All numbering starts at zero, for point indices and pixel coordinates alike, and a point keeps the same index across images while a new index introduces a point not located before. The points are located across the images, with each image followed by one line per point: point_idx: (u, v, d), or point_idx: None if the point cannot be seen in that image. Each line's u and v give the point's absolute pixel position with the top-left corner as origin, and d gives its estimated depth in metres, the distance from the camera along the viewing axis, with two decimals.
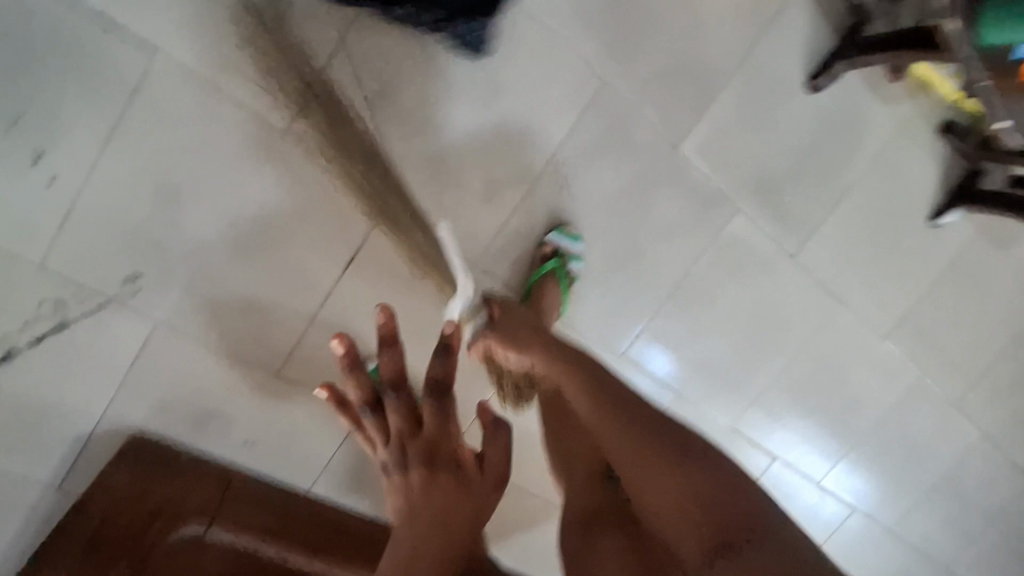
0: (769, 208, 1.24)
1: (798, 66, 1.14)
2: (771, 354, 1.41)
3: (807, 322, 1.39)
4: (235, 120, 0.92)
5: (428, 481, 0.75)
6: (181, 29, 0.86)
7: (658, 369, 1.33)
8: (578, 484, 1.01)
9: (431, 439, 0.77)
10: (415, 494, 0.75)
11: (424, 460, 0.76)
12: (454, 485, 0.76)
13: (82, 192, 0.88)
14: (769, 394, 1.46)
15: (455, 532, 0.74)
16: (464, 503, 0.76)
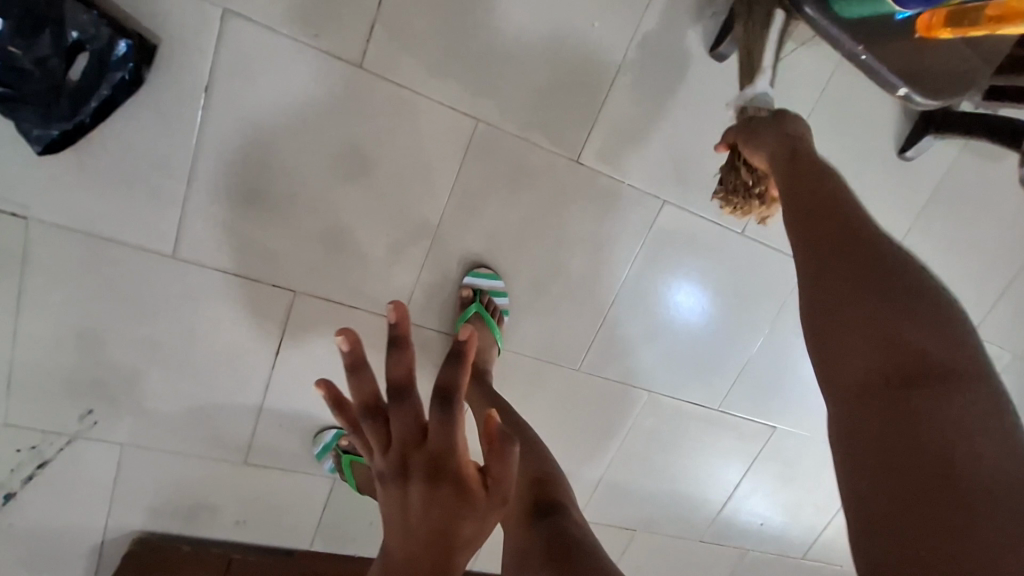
0: (700, 192, 1.15)
1: (692, 39, 1.02)
2: (780, 270, 1.28)
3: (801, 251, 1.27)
4: (120, 258, 0.94)
5: (426, 498, 0.51)
6: (41, 193, 0.88)
7: (671, 304, 1.24)
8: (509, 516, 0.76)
9: (435, 449, 0.52)
10: (411, 520, 0.52)
11: (426, 475, 0.52)
12: (462, 506, 0.52)
13: (14, 355, 0.96)
14: (788, 314, 1.33)
15: (452, 563, 0.52)
16: (464, 529, 0.52)
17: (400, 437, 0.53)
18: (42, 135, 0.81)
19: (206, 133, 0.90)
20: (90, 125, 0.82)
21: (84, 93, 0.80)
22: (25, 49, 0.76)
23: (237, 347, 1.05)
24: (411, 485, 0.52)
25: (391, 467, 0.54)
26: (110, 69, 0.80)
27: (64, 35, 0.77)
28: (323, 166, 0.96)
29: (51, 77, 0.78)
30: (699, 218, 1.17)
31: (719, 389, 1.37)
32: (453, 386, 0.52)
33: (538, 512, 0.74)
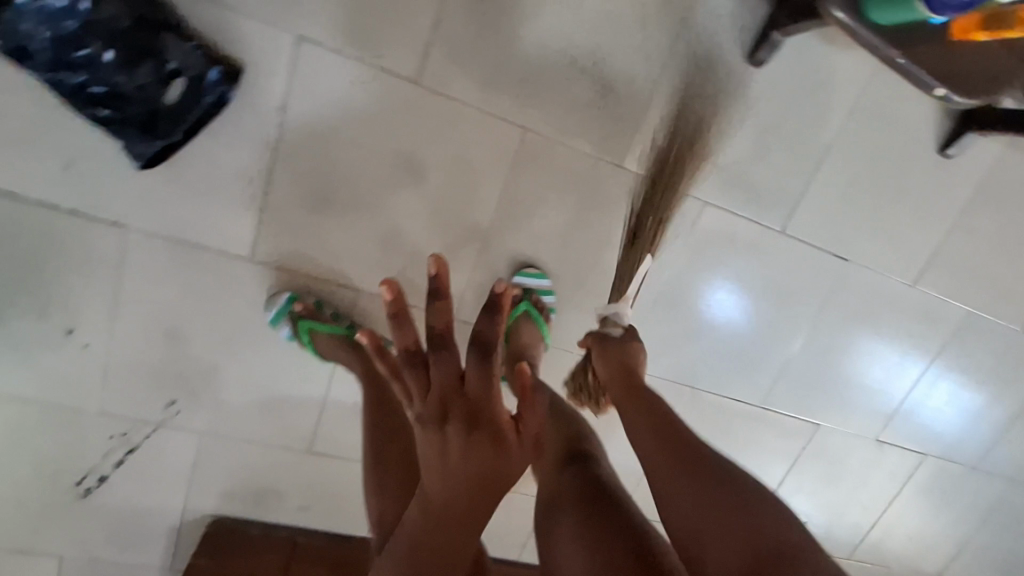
0: (738, 194, 1.18)
1: (730, 47, 1.06)
2: (818, 270, 1.30)
3: (840, 250, 1.29)
4: (202, 262, 1.04)
5: (467, 446, 0.61)
6: (132, 204, 0.97)
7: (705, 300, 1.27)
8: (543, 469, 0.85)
9: (473, 399, 0.62)
10: (452, 462, 0.61)
11: (465, 421, 0.62)
12: (492, 449, 0.62)
13: (110, 352, 1.07)
14: (827, 313, 1.35)
15: (492, 499, 0.63)
16: (500, 468, 0.62)
17: (441, 382, 0.63)
18: (139, 151, 0.91)
19: (280, 147, 0.98)
20: (180, 140, 0.92)
21: (175, 112, 0.90)
22: (130, 78, 0.86)
23: (303, 344, 1.14)
24: (450, 428, 0.62)
25: (432, 412, 0.63)
26: (201, 94, 0.89)
27: (163, 64, 0.86)
28: (382, 175, 1.04)
29: (149, 100, 0.88)
30: (738, 219, 1.21)
31: (760, 387, 1.39)
32: (489, 337, 0.62)
33: (569, 457, 0.84)
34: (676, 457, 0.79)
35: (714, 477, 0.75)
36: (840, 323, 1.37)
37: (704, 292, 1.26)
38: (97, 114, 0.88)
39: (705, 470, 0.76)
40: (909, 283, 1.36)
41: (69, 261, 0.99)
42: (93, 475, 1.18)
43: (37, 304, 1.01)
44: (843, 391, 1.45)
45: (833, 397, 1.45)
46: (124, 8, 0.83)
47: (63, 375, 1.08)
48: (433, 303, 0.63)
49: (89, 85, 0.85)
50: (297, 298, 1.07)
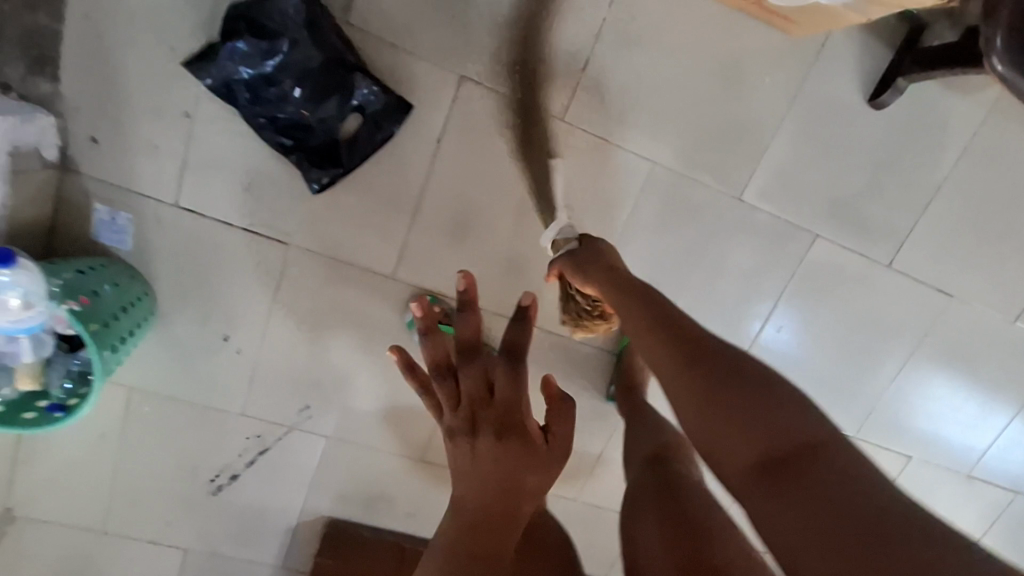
0: (850, 228, 1.22)
1: (854, 90, 1.11)
2: (915, 311, 1.33)
3: (943, 287, 1.32)
4: (349, 279, 1.12)
5: (497, 451, 0.66)
6: (296, 224, 1.06)
7: (803, 336, 1.30)
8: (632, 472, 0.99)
9: (500, 404, 0.68)
10: (483, 466, 0.67)
11: (494, 431, 0.67)
12: (525, 455, 0.67)
13: (258, 357, 1.16)
14: (921, 354, 1.37)
15: (520, 506, 0.68)
16: (523, 474, 0.67)
17: (471, 393, 0.69)
18: (313, 176, 1.00)
19: (431, 175, 1.07)
20: (350, 167, 1.00)
21: (350, 142, 0.98)
22: (316, 112, 0.95)
23: None
24: (481, 437, 0.67)
25: (462, 421, 0.69)
26: (376, 129, 0.99)
27: (348, 100, 0.95)
28: (518, 201, 1.11)
29: (330, 131, 0.97)
30: (848, 252, 1.25)
31: (854, 419, 1.41)
32: (518, 349, 0.70)
33: (657, 458, 0.98)
34: (687, 367, 0.62)
35: (765, 395, 0.56)
36: (933, 364, 1.39)
37: (803, 329, 1.30)
38: (282, 143, 0.97)
39: (758, 396, 0.57)
40: (1011, 319, 1.37)
41: (234, 273, 1.08)
42: (226, 472, 1.26)
43: (201, 312, 1.11)
44: (931, 432, 1.47)
45: (921, 438, 1.47)
46: (321, 50, 0.91)
47: (214, 378, 1.17)
48: (462, 317, 0.70)
49: (281, 119, 0.95)
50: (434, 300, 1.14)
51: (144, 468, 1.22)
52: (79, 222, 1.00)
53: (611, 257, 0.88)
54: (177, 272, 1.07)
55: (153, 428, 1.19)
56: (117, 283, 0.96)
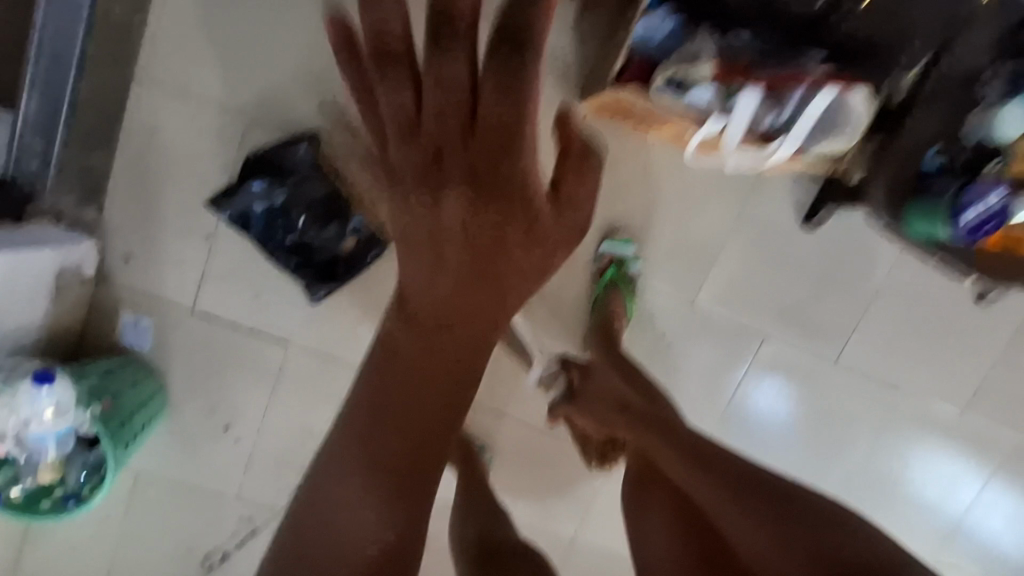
0: (799, 330, 1.35)
1: (791, 213, 1.26)
2: (870, 397, 1.43)
3: (891, 381, 1.43)
4: (341, 374, 1.24)
5: (509, 147, 0.55)
6: (296, 325, 1.20)
7: (764, 418, 1.40)
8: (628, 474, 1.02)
9: (498, 175, 0.56)
10: (449, 220, 0.57)
11: (469, 180, 0.56)
12: (517, 223, 0.58)
13: (256, 444, 1.26)
14: (880, 438, 1.46)
15: (499, 283, 0.60)
16: (514, 252, 0.59)
17: (449, 116, 0.55)
18: (312, 289, 1.14)
19: None
20: (344, 283, 1.15)
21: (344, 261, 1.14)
22: (316, 237, 1.11)
23: None
24: (450, 195, 0.57)
25: (423, 157, 0.57)
26: (369, 249, 1.14)
27: (345, 226, 1.11)
28: None
29: (328, 253, 1.13)
30: (799, 350, 1.36)
31: None
32: (517, 76, 0.53)
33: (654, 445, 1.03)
34: (744, 502, 0.75)
35: (808, 519, 0.71)
36: (894, 450, 1.47)
37: (764, 412, 1.39)
38: (290, 261, 1.12)
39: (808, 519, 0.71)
40: (959, 411, 1.47)
41: (239, 368, 1.21)
42: (216, 554, 1.32)
43: (206, 403, 1.22)
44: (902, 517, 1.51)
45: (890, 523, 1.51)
46: (323, 186, 1.09)
47: (212, 462, 1.27)
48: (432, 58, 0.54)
49: (286, 243, 1.11)
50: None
51: (140, 549, 1.29)
52: (106, 325, 1.15)
53: (607, 373, 1.08)
54: (188, 368, 1.19)
55: (154, 510, 1.28)
56: (132, 384, 1.10)
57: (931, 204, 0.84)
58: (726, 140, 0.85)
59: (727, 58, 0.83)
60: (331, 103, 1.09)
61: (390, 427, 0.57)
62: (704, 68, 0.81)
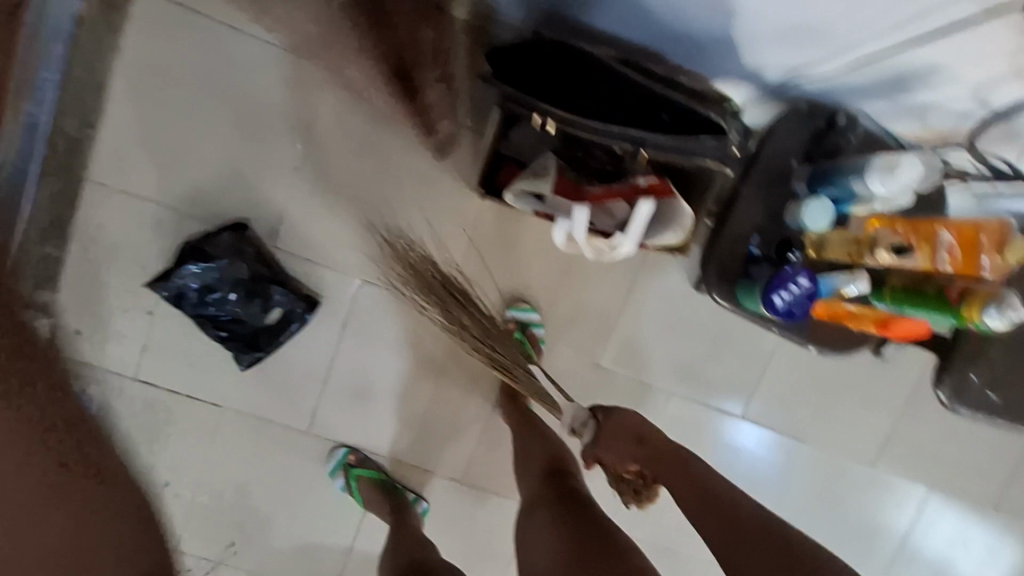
0: (700, 387, 1.44)
1: (682, 282, 1.38)
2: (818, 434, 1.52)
3: (800, 432, 1.51)
4: (273, 434, 1.36)
5: None
6: (228, 389, 1.32)
7: (746, 445, 1.49)
8: (533, 481, 1.15)
9: None
10: None
11: None
12: None
13: (194, 500, 1.37)
14: (841, 471, 1.54)
15: None
16: None
17: None
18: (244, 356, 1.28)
19: (339, 350, 1.34)
20: (267, 351, 1.27)
21: (270, 333, 1.26)
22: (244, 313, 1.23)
23: (339, 500, 1.41)
24: None
25: None
26: (291, 323, 1.27)
27: (267, 303, 1.23)
28: (411, 368, 1.37)
29: (254, 326, 1.25)
30: (703, 407, 1.45)
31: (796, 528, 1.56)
32: None
33: (551, 469, 1.15)
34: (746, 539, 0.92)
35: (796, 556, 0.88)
36: (845, 486, 1.55)
37: (737, 442, 1.49)
38: (219, 334, 1.25)
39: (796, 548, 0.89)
40: (868, 462, 1.54)
41: (178, 430, 1.33)
42: None
43: (145, 462, 1.34)
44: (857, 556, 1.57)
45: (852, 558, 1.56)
46: (248, 266, 1.21)
47: (153, 518, 1.37)
48: None
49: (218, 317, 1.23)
50: (351, 450, 1.36)
51: None
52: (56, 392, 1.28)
53: (626, 412, 1.11)
54: (131, 429, 1.31)
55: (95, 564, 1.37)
56: None
57: (751, 284, 0.96)
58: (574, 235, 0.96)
59: (569, 174, 0.99)
60: (258, 195, 1.25)
61: None
62: (545, 184, 0.96)
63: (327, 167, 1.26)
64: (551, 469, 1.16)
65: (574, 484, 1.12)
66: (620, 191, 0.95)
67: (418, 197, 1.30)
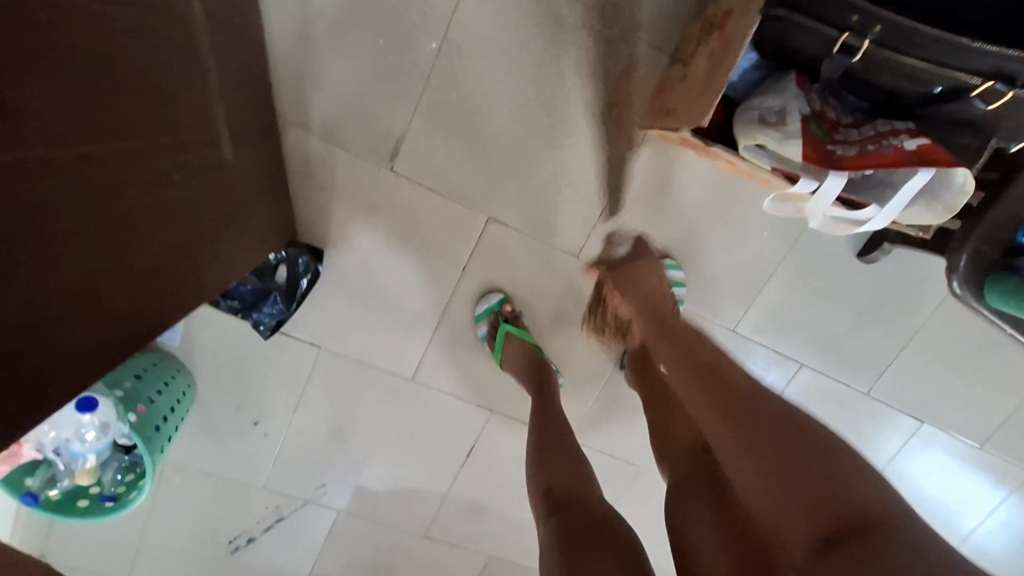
0: (836, 359, 1.33)
1: (846, 247, 1.22)
2: (943, 415, 1.42)
3: (924, 412, 1.41)
4: (374, 376, 1.23)
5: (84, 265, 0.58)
6: (327, 327, 1.18)
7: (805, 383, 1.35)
8: (682, 466, 0.93)
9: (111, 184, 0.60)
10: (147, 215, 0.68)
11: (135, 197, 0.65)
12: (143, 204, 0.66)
13: (283, 439, 1.27)
14: (957, 452, 1.46)
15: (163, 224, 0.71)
16: (189, 217, 0.78)
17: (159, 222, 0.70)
18: (263, 329, 1.13)
19: (455, 293, 1.18)
20: (286, 313, 1.11)
21: (292, 293, 1.10)
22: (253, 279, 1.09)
23: (437, 448, 1.31)
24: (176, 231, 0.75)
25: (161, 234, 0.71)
26: (300, 278, 1.10)
27: (283, 265, 1.09)
28: (532, 319, 1.23)
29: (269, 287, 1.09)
30: (833, 379, 1.35)
31: None
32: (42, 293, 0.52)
33: (706, 449, 0.90)
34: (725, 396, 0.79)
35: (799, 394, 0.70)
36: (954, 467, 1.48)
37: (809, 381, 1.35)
38: (229, 305, 1.10)
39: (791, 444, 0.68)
40: (984, 447, 1.46)
41: (271, 366, 1.20)
42: (244, 536, 1.35)
43: (235, 400, 1.22)
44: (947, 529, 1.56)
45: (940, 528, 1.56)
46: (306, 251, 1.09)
47: (240, 453, 1.27)
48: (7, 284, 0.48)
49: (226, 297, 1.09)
50: (506, 300, 1.18)
51: (168, 533, 1.31)
52: None
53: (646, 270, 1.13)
54: (221, 363, 1.18)
55: (181, 495, 1.29)
56: (165, 383, 1.08)
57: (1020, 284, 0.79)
58: (813, 205, 0.82)
59: (813, 129, 0.79)
60: (378, 106, 1.04)
61: (197, 258, 0.82)
62: (794, 149, 0.77)
63: (464, 78, 1.04)
64: (703, 447, 0.92)
65: (720, 462, 0.88)
66: (888, 159, 0.75)
67: (568, 124, 1.08)
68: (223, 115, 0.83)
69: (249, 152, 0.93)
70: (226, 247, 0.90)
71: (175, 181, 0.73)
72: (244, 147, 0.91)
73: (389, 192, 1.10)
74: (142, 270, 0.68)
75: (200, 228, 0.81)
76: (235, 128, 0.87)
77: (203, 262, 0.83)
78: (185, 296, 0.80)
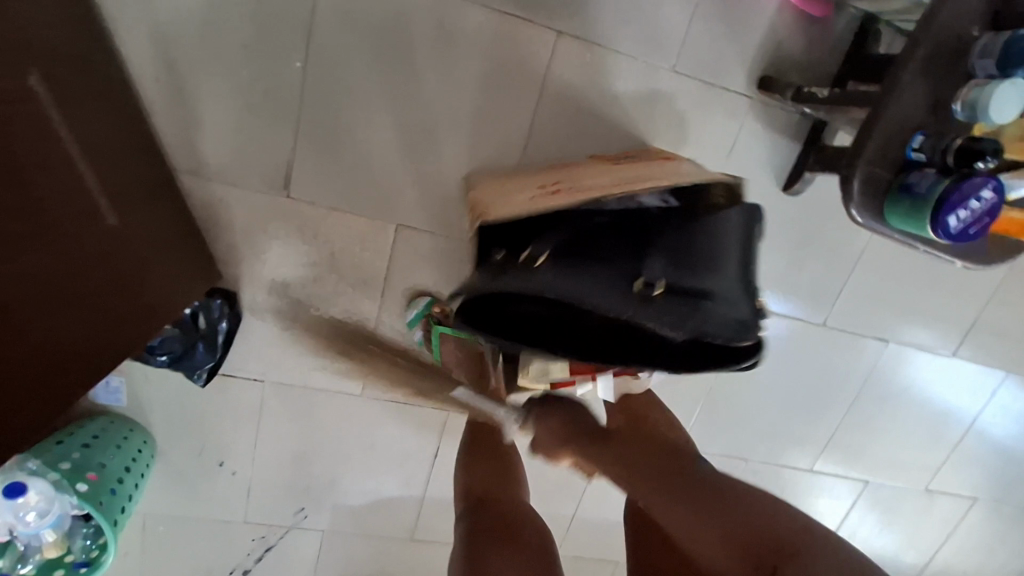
0: (784, 298, 1.31)
1: (769, 185, 1.19)
2: (903, 331, 1.41)
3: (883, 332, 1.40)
4: (326, 399, 1.24)
5: None
6: (266, 361, 1.18)
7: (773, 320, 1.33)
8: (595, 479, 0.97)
9: None
10: (20, 304, 0.66)
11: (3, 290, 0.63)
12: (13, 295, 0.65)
13: (252, 474, 1.29)
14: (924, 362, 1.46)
15: (43, 307, 0.70)
16: (74, 293, 0.76)
17: (37, 307, 0.69)
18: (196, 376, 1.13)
19: (383, 305, 1.18)
20: (217, 361, 1.12)
21: (215, 339, 1.10)
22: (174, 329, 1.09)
23: (404, 455, 1.33)
24: (61, 312, 0.74)
25: (42, 318, 0.70)
26: (219, 322, 1.10)
27: (202, 314, 1.09)
28: None
29: (192, 335, 1.09)
30: (786, 318, 1.33)
31: (835, 418, 1.49)
32: None
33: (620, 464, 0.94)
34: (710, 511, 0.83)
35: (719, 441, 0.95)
36: (922, 379, 1.48)
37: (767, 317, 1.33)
38: (159, 360, 1.10)
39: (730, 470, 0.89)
40: (950, 353, 1.46)
41: (222, 408, 1.21)
42: (237, 570, 1.39)
43: (195, 446, 1.23)
44: (925, 437, 1.57)
45: (920, 437, 1.57)
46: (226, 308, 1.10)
47: (212, 496, 1.29)
48: None
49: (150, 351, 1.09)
50: (435, 302, 1.17)
51: None
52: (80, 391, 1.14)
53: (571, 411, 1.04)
54: (173, 415, 1.19)
55: (169, 544, 1.32)
56: (117, 445, 1.09)
57: (913, 205, 0.76)
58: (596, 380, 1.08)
59: None
60: (264, 134, 1.02)
61: (91, 333, 0.80)
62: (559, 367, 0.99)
63: (345, 88, 1.01)
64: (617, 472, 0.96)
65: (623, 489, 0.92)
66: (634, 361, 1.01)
67: (460, 115, 1.05)
68: (99, 180, 0.81)
69: (141, 208, 0.91)
70: (131, 313, 0.88)
71: (48, 263, 0.71)
72: (135, 206, 0.90)
73: (293, 217, 1.08)
74: (21, 360, 0.67)
75: (90, 308, 0.79)
76: (116, 190, 0.85)
77: (106, 334, 0.83)
78: (84, 375, 0.79)
